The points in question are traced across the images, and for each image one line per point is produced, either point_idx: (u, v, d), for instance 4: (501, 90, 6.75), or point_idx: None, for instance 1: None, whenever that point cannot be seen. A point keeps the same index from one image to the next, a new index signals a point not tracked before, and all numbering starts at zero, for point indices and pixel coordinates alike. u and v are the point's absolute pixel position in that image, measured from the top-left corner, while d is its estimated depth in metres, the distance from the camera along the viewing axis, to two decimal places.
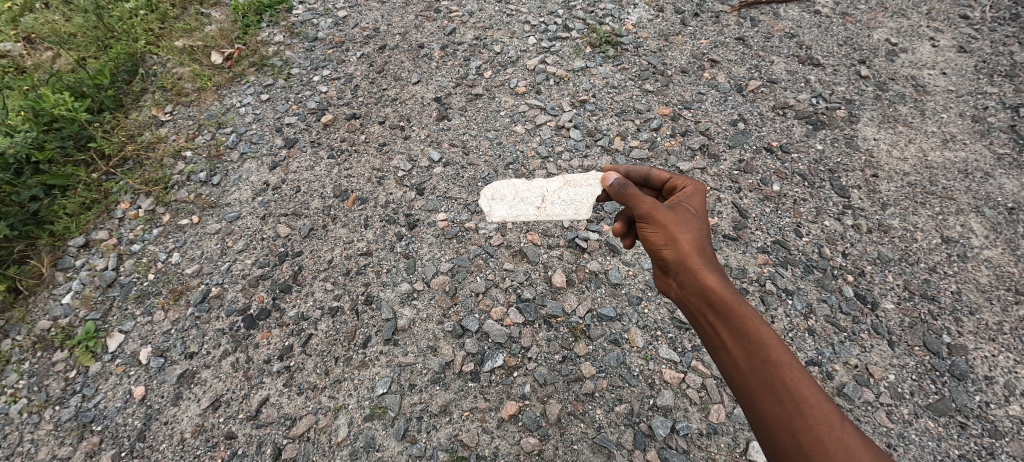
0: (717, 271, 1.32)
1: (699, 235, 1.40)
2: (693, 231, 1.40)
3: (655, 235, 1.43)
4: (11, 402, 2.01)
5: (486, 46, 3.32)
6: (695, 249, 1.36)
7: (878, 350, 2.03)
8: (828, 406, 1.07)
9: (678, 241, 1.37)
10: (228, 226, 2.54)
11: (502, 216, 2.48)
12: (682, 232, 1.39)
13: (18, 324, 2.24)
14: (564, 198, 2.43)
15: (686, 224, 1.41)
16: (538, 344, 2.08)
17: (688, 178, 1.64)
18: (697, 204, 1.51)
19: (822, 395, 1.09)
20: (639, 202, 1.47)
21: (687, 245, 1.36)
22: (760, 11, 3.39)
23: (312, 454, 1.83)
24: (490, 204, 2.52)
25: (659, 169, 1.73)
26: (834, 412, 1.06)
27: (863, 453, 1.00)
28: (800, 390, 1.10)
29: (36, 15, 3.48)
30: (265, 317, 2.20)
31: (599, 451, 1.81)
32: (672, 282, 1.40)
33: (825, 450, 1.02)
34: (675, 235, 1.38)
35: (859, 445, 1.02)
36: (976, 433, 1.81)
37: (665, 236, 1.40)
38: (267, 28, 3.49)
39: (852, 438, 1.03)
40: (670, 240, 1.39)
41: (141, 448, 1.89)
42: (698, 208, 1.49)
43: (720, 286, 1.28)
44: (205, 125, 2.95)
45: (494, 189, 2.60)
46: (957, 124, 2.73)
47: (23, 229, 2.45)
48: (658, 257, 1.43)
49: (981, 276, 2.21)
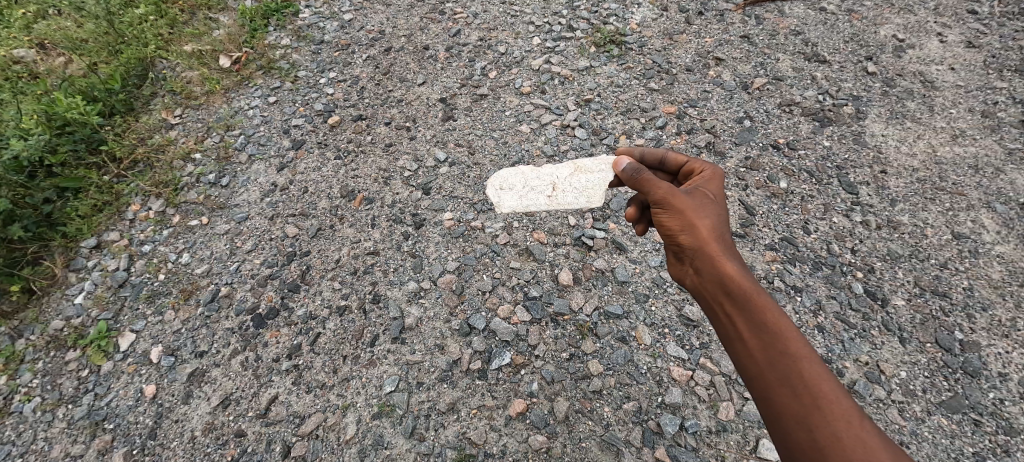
0: (734, 258, 1.31)
1: (717, 221, 1.38)
2: (711, 217, 1.38)
3: (670, 220, 1.42)
4: (25, 401, 2.04)
5: (491, 47, 3.34)
6: (713, 235, 1.34)
7: (889, 347, 2.01)
8: (847, 403, 1.05)
9: (696, 227, 1.36)
10: (237, 227, 2.56)
11: (511, 208, 2.49)
12: (700, 217, 1.37)
13: (32, 324, 2.27)
14: (575, 186, 2.41)
15: (704, 209, 1.40)
16: (545, 342, 2.08)
17: (706, 162, 1.63)
18: (715, 188, 1.50)
19: (841, 390, 1.07)
20: (653, 187, 1.45)
21: (705, 231, 1.35)
22: (765, 9, 3.38)
23: (321, 452, 1.84)
24: (499, 195, 2.53)
25: (676, 152, 1.73)
26: (853, 409, 1.04)
27: (883, 451, 0.98)
28: (820, 385, 1.07)
29: (48, 22, 3.54)
30: (274, 316, 2.22)
31: (608, 449, 1.81)
32: (687, 269, 1.38)
33: (842, 447, 1.00)
34: (692, 220, 1.37)
35: (877, 443, 0.99)
36: (991, 430, 1.79)
37: (681, 222, 1.39)
38: (275, 32, 3.52)
39: (873, 438, 1.01)
40: (686, 225, 1.37)
41: (153, 446, 1.91)
42: (717, 193, 1.48)
43: (736, 273, 1.26)
44: (214, 128, 2.99)
45: (502, 177, 2.58)
46: (966, 119, 2.71)
47: (37, 231, 2.48)
48: (673, 242, 1.42)
49: (993, 271, 2.18)
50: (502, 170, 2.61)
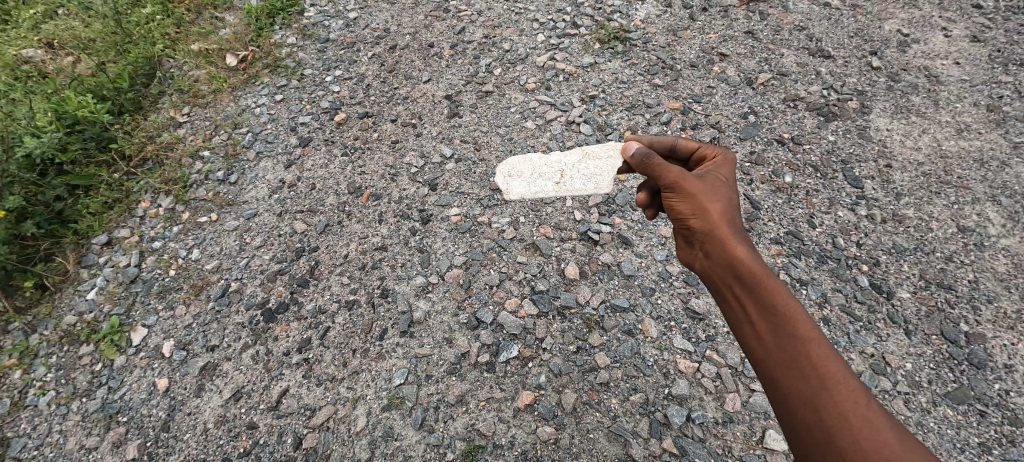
0: (745, 242, 1.31)
1: (728, 206, 1.39)
2: (722, 201, 1.39)
3: (681, 204, 1.43)
4: (40, 395, 2.07)
5: (495, 44, 3.35)
6: (723, 219, 1.35)
7: (895, 339, 2.02)
8: (855, 383, 1.05)
9: (707, 211, 1.37)
10: (246, 223, 2.59)
11: (519, 194, 2.58)
12: (712, 202, 1.39)
13: (45, 320, 2.30)
14: (584, 171, 2.54)
15: (715, 194, 1.40)
16: (552, 335, 2.10)
17: (718, 148, 1.64)
18: (727, 174, 1.50)
19: (849, 372, 1.07)
20: (664, 171, 1.47)
21: (716, 215, 1.36)
22: (769, 4, 3.39)
23: (332, 444, 1.86)
24: (507, 182, 2.63)
25: (686, 139, 1.73)
26: (859, 389, 1.04)
27: (888, 430, 0.98)
28: (827, 366, 1.08)
29: (56, 22, 3.57)
30: (283, 311, 2.24)
31: (615, 440, 1.83)
32: (697, 252, 1.39)
33: (847, 424, 1.00)
34: (704, 205, 1.38)
35: (883, 423, 1.00)
36: (996, 421, 1.80)
37: (692, 206, 1.40)
38: (280, 30, 3.55)
39: (879, 418, 1.01)
40: (697, 209, 1.39)
41: (166, 438, 1.93)
42: (728, 177, 1.49)
43: (746, 255, 1.26)
44: (222, 126, 3.01)
45: (510, 166, 2.71)
46: (971, 113, 2.71)
47: (49, 228, 2.51)
48: (684, 226, 1.42)
49: (998, 264, 2.19)
50: (511, 158, 2.73)
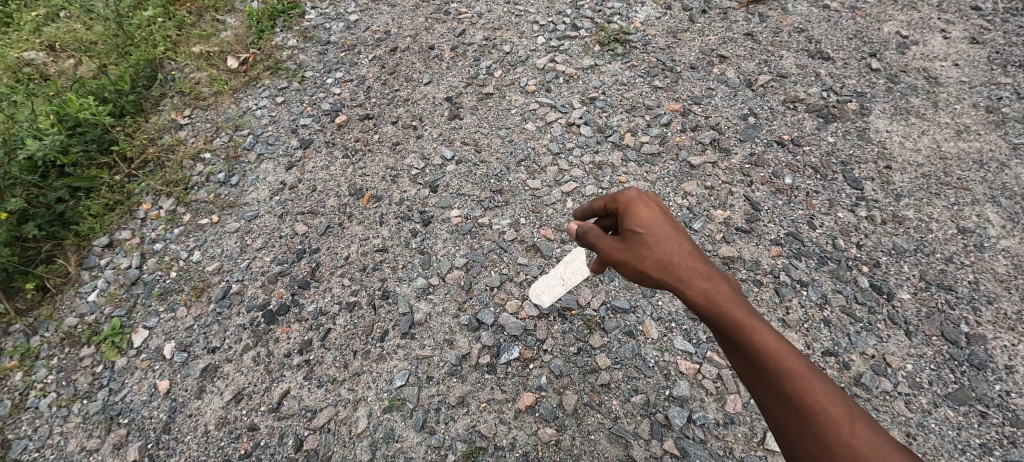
0: (704, 281, 1.22)
1: (673, 248, 1.26)
2: (664, 247, 1.26)
3: (629, 262, 1.30)
4: (41, 396, 2.07)
5: (496, 46, 3.36)
6: (678, 267, 1.24)
7: (895, 340, 2.02)
8: (841, 405, 1.04)
9: (660, 265, 1.26)
10: (247, 225, 2.59)
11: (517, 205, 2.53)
12: (658, 253, 1.26)
13: (46, 321, 2.30)
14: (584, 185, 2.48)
15: (654, 241, 1.27)
16: (553, 337, 2.10)
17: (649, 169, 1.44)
18: (650, 212, 1.31)
19: (833, 394, 1.06)
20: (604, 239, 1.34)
21: (670, 267, 1.25)
22: (768, 6, 3.40)
23: (333, 446, 1.86)
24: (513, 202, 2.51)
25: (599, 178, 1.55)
26: (845, 409, 1.03)
27: (888, 444, 0.99)
28: (814, 398, 1.05)
29: (58, 25, 3.58)
30: (284, 312, 2.24)
31: (616, 442, 1.82)
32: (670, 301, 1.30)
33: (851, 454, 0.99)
34: (653, 259, 1.26)
35: (882, 441, 0.99)
36: (997, 422, 1.80)
37: (645, 261, 1.27)
38: (281, 33, 3.56)
39: (874, 434, 1.01)
40: (649, 266, 1.27)
41: (167, 440, 1.93)
42: (654, 214, 1.30)
43: (713, 304, 1.18)
44: (223, 128, 3.02)
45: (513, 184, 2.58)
46: (970, 115, 2.72)
47: (50, 230, 2.52)
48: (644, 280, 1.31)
49: (998, 265, 2.19)
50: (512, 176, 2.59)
